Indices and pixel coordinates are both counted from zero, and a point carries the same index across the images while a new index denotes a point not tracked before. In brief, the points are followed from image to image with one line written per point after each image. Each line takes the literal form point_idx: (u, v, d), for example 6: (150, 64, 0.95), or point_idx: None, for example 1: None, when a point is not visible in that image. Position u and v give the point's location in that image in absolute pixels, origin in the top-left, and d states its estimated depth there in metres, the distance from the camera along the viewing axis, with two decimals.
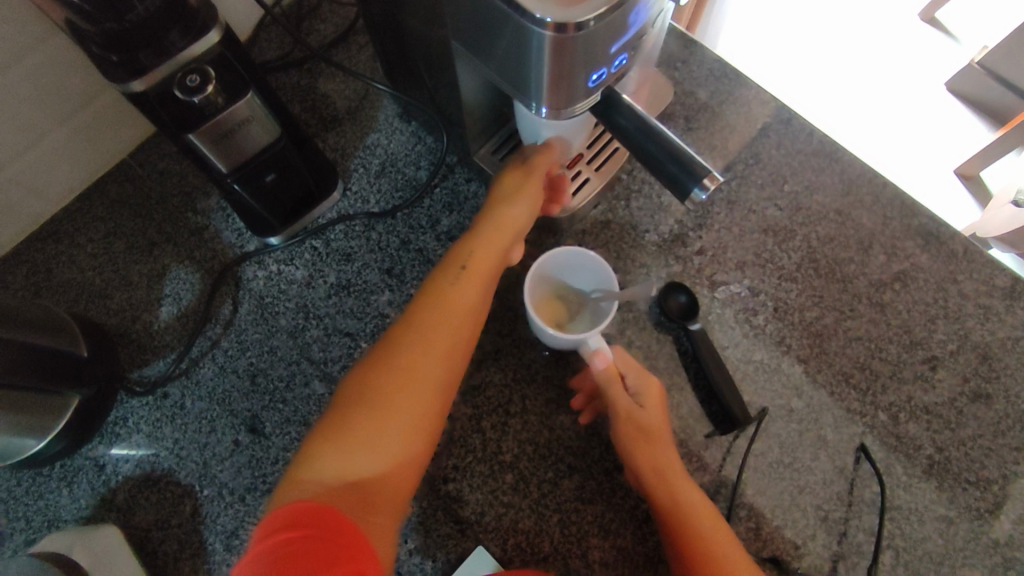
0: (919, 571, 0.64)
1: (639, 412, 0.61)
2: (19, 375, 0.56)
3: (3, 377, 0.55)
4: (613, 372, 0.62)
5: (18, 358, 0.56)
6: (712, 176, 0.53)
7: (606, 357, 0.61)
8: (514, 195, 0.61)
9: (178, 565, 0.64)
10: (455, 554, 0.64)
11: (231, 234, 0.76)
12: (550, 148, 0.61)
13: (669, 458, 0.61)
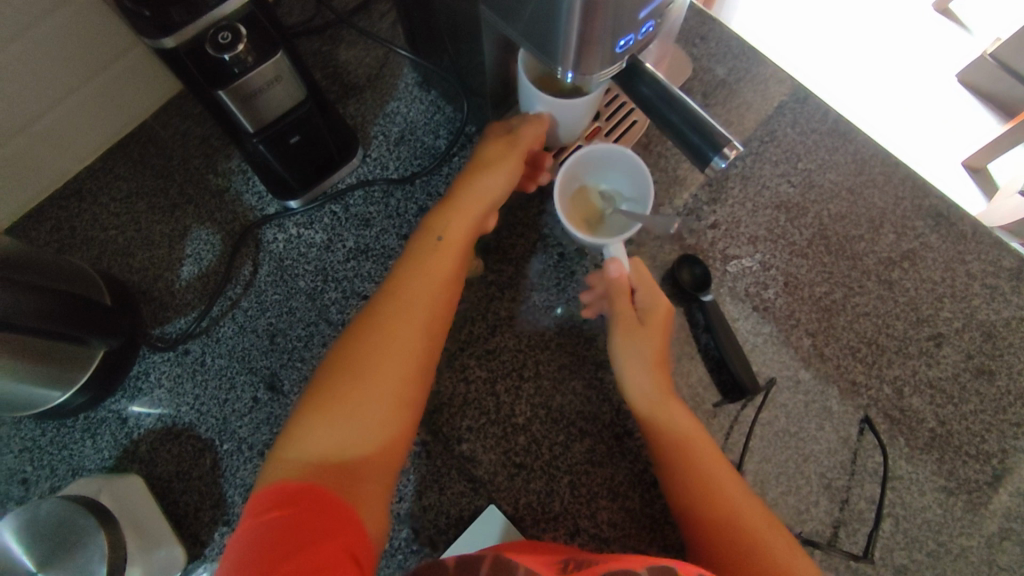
0: (918, 538, 0.66)
1: (640, 328, 0.63)
2: (78, 327, 0.59)
3: (68, 328, 0.57)
4: (624, 282, 0.63)
5: (76, 312, 0.58)
6: (732, 145, 0.55)
7: (621, 267, 0.62)
8: (492, 168, 0.61)
9: (199, 515, 0.66)
10: (468, 512, 0.66)
11: (252, 197, 0.77)
12: (539, 121, 0.61)
13: (660, 377, 0.62)
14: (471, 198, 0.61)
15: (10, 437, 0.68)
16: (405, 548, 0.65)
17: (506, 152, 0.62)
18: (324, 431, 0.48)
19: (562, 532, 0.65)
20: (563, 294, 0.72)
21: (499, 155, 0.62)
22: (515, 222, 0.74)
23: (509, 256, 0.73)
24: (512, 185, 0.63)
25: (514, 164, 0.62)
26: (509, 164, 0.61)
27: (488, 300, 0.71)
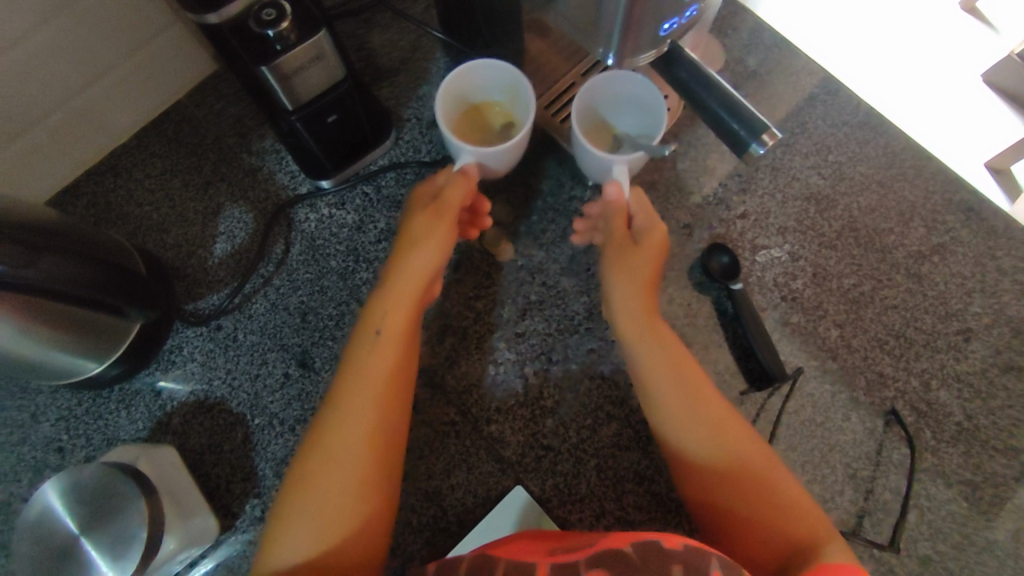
0: (943, 531, 0.66)
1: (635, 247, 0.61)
2: (125, 300, 0.59)
3: (116, 300, 0.58)
4: (621, 205, 0.62)
5: (124, 283, 0.59)
6: (771, 132, 0.55)
7: (619, 189, 0.62)
8: (425, 237, 0.59)
9: (231, 488, 0.68)
10: (495, 491, 0.66)
11: (285, 176, 0.78)
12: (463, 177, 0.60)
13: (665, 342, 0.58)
14: (406, 282, 0.58)
15: (48, 406, 0.70)
16: (433, 526, 0.66)
17: (433, 222, 0.59)
18: (296, 540, 0.48)
19: (588, 514, 0.66)
20: (593, 280, 0.72)
21: (427, 229, 0.59)
22: (546, 208, 0.75)
23: (539, 241, 0.74)
24: (445, 255, 0.59)
25: (444, 234, 0.59)
26: (439, 233, 0.58)
27: (518, 284, 0.72)
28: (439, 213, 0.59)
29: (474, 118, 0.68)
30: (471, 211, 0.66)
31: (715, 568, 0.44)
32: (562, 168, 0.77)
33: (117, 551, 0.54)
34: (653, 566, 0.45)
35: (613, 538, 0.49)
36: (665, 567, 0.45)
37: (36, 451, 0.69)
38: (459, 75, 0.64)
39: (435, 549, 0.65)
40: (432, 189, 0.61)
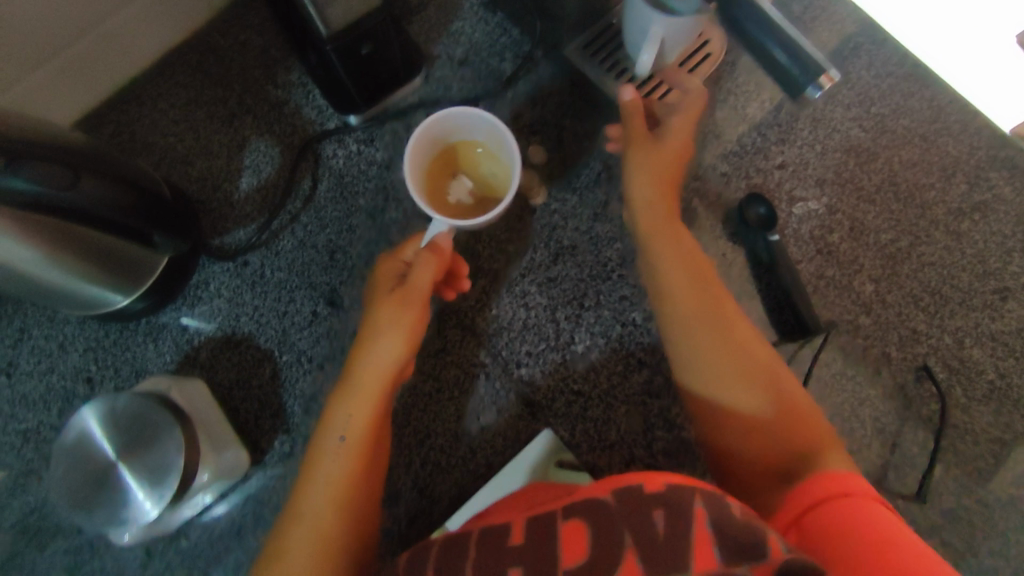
0: (968, 486, 0.67)
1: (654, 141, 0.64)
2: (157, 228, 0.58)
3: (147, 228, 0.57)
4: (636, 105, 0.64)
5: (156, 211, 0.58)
6: (831, 76, 0.56)
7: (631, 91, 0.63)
8: (386, 328, 0.51)
9: (259, 423, 0.68)
10: (524, 433, 0.67)
11: (312, 111, 0.75)
12: (429, 257, 0.52)
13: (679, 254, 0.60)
14: (370, 380, 0.51)
15: (75, 337, 0.69)
16: (462, 466, 0.66)
17: (401, 310, 0.51)
18: None
19: (616, 459, 0.66)
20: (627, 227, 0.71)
21: (392, 316, 0.51)
22: (580, 152, 0.74)
23: (573, 186, 0.72)
24: (414, 344, 0.52)
25: (413, 321, 0.52)
26: (403, 325, 0.51)
27: (551, 229, 0.71)
28: (408, 298, 0.51)
29: (456, 167, 0.60)
30: (448, 276, 0.59)
31: (701, 505, 0.39)
32: (598, 112, 0.74)
33: (156, 478, 0.55)
34: (633, 509, 0.40)
35: (594, 488, 0.45)
36: (645, 509, 0.40)
37: (65, 380, 0.69)
38: (431, 131, 0.55)
39: (465, 488, 0.66)
40: (399, 267, 0.54)
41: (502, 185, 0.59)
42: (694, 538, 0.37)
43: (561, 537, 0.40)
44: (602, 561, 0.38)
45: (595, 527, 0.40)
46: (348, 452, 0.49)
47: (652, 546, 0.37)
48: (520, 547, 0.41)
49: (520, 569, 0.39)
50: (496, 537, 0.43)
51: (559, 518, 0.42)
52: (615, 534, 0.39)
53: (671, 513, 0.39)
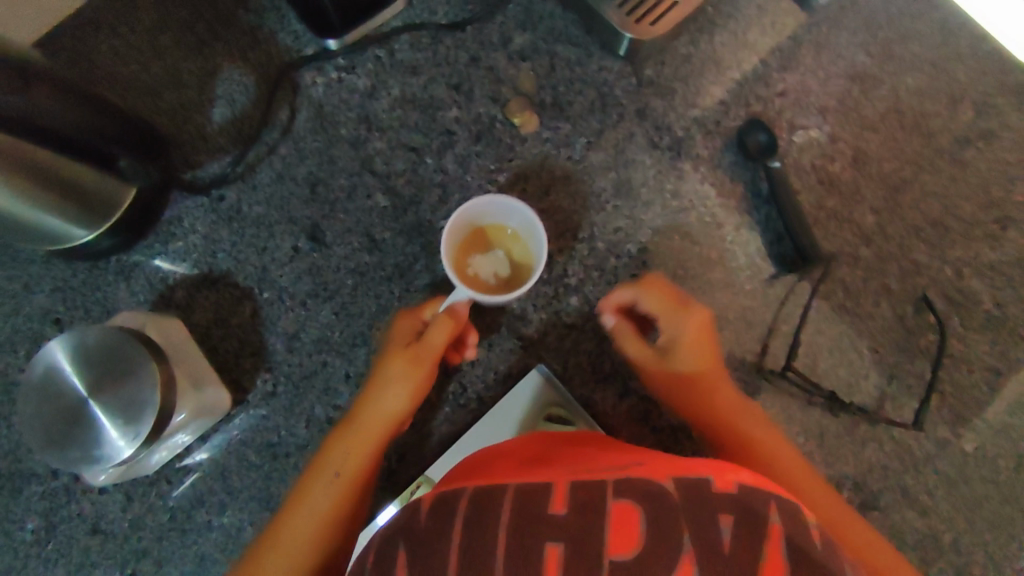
0: (963, 415, 0.66)
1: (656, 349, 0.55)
2: None
3: None
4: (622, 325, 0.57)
5: None
6: None
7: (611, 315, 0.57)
8: (394, 381, 0.53)
9: (240, 363, 0.65)
10: (516, 369, 0.65)
11: (287, 37, 0.70)
12: (442, 324, 0.54)
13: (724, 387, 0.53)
14: (373, 426, 0.52)
15: (40, 277, 0.66)
16: (453, 402, 0.65)
17: (411, 366, 0.53)
18: None
19: (611, 393, 0.65)
20: (621, 157, 0.69)
21: (403, 371, 0.53)
22: (573, 79, 0.70)
23: (565, 114, 0.69)
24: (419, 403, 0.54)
25: (421, 380, 0.53)
26: (410, 381, 0.53)
27: (543, 159, 0.68)
28: (419, 356, 0.53)
29: (485, 245, 0.60)
30: (455, 342, 0.61)
31: (778, 521, 0.35)
32: (591, 36, 0.70)
33: (129, 416, 0.52)
34: (699, 509, 0.35)
35: (652, 467, 0.40)
36: (713, 511, 0.35)
37: (32, 322, 0.65)
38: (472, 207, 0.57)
39: (456, 425, 0.64)
40: (415, 325, 0.55)
41: (524, 273, 0.59)
42: (769, 559, 0.33)
43: (613, 521, 0.36)
44: (654, 561, 0.34)
45: (655, 519, 0.35)
46: (338, 489, 0.50)
47: (720, 558, 0.33)
48: (564, 519, 0.36)
49: (562, 550, 0.35)
50: (535, 497, 0.38)
51: (612, 495, 0.37)
52: (675, 532, 0.34)
53: (744, 526, 0.34)
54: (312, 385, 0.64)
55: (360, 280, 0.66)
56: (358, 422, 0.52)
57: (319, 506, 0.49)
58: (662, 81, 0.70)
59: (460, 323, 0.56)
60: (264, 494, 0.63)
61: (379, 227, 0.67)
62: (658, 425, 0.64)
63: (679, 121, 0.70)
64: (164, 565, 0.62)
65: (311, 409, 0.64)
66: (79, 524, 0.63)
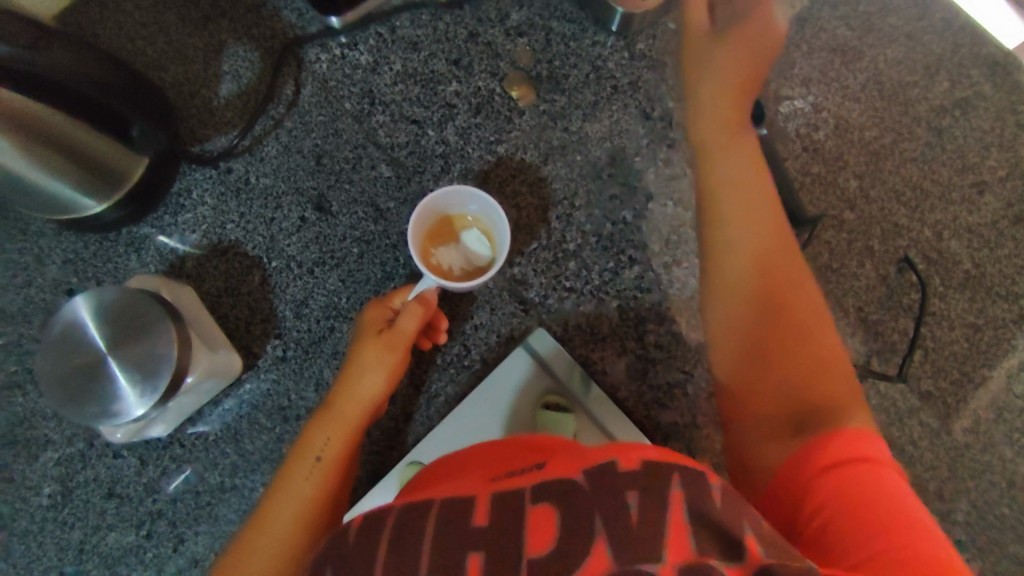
0: (945, 369, 0.69)
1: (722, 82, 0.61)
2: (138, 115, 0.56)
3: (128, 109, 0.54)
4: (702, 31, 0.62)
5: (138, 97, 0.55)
6: None
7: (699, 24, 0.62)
8: (368, 364, 0.55)
9: (250, 329, 0.67)
10: (519, 331, 0.68)
11: (291, 14, 0.72)
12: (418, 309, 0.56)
13: (755, 217, 0.55)
14: (352, 407, 0.55)
15: (51, 249, 0.67)
16: (457, 364, 0.67)
17: (383, 353, 0.55)
18: None
19: (610, 352, 0.67)
20: (616, 126, 0.71)
21: (376, 355, 0.55)
22: (568, 52, 0.72)
23: (562, 87, 0.72)
24: (394, 382, 0.57)
25: (397, 361, 0.56)
26: (388, 364, 0.55)
27: (540, 130, 0.71)
28: (392, 342, 0.55)
29: (449, 237, 0.62)
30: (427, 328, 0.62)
31: (679, 489, 0.39)
32: (585, 12, 0.73)
33: (145, 372, 0.54)
34: (605, 491, 0.40)
35: (565, 462, 0.45)
36: (619, 491, 0.39)
37: (44, 293, 0.67)
38: (427, 205, 0.59)
39: (461, 386, 0.67)
40: (387, 312, 0.57)
41: (494, 251, 0.62)
42: (671, 522, 0.37)
43: (528, 522, 0.40)
44: (567, 548, 0.38)
45: (563, 512, 0.40)
46: (321, 473, 0.52)
47: (625, 532, 0.37)
48: (483, 532, 0.41)
49: (483, 558, 0.39)
50: (460, 516, 0.42)
51: (527, 499, 0.42)
52: (586, 517, 0.39)
53: (647, 497, 0.39)
54: (320, 350, 0.66)
55: (365, 248, 0.68)
56: (336, 409, 0.55)
57: (303, 492, 0.51)
58: (654, 54, 0.72)
59: (431, 310, 0.57)
60: (275, 455, 0.64)
61: (384, 197, 0.69)
62: (655, 383, 0.67)
63: (671, 92, 0.72)
64: (178, 527, 0.63)
65: (319, 372, 0.66)
66: (95, 488, 0.64)
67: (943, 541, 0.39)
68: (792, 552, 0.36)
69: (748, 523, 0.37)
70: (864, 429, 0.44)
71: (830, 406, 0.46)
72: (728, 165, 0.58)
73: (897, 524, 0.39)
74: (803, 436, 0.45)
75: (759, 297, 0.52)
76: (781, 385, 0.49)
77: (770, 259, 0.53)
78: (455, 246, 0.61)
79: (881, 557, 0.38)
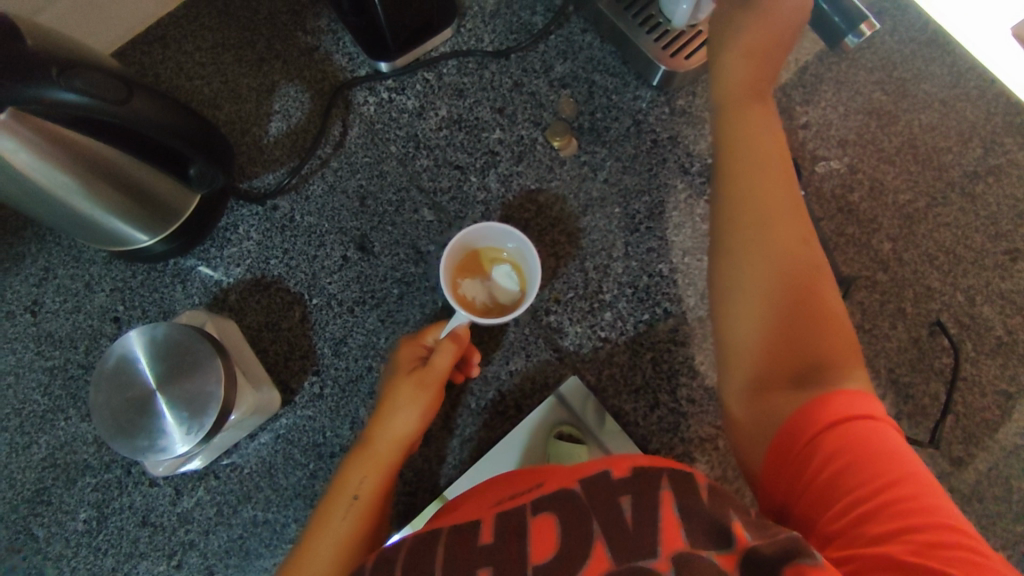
0: (977, 435, 0.69)
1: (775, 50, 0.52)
2: (200, 159, 0.58)
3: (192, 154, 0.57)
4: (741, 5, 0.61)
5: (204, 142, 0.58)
6: (870, 23, 0.61)
7: None
8: (402, 404, 0.56)
9: (289, 364, 0.68)
10: (553, 378, 0.69)
11: (342, 57, 0.75)
12: (450, 346, 0.57)
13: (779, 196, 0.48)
14: (388, 446, 0.55)
15: (101, 277, 0.69)
16: (491, 409, 0.68)
17: (418, 390, 0.56)
18: None
19: (642, 404, 0.68)
20: (654, 180, 0.72)
21: (411, 395, 0.56)
22: (610, 106, 0.74)
23: (602, 139, 0.73)
24: (428, 419, 0.57)
25: (432, 400, 0.57)
26: (424, 403, 0.56)
27: (580, 180, 0.72)
28: (425, 380, 0.56)
29: (479, 270, 0.63)
30: (460, 361, 0.64)
31: (668, 489, 0.43)
32: (627, 67, 0.75)
33: (194, 409, 0.55)
34: (602, 500, 0.44)
35: (560, 478, 0.49)
36: (613, 499, 0.44)
37: (91, 319, 0.68)
38: (464, 235, 0.61)
39: (494, 429, 0.68)
40: (421, 350, 0.59)
41: (523, 285, 0.63)
42: (664, 519, 0.41)
43: (533, 533, 0.44)
44: (569, 556, 0.42)
45: (564, 522, 0.44)
46: (357, 510, 0.52)
47: (625, 533, 0.42)
48: (490, 548, 0.44)
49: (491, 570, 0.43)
50: (470, 536, 0.46)
51: (529, 513, 0.45)
52: (584, 526, 0.43)
53: (640, 502, 0.43)
54: (357, 389, 0.67)
55: (405, 289, 0.69)
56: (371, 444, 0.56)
57: (341, 524, 0.52)
58: (694, 111, 0.74)
59: (463, 346, 0.58)
60: (309, 491, 0.65)
61: (425, 240, 0.71)
62: (686, 436, 0.67)
63: (709, 149, 0.73)
64: (209, 559, 0.64)
65: (355, 411, 0.67)
66: (131, 516, 0.65)
67: (941, 487, 0.39)
68: (776, 531, 0.39)
69: (733, 513, 0.41)
70: (861, 387, 0.42)
71: (830, 367, 0.43)
72: (749, 140, 0.50)
73: (902, 478, 0.39)
74: (805, 395, 0.42)
75: (785, 295, 0.45)
76: (787, 359, 0.44)
77: (794, 240, 0.47)
78: (484, 279, 0.63)
79: (888, 512, 0.38)
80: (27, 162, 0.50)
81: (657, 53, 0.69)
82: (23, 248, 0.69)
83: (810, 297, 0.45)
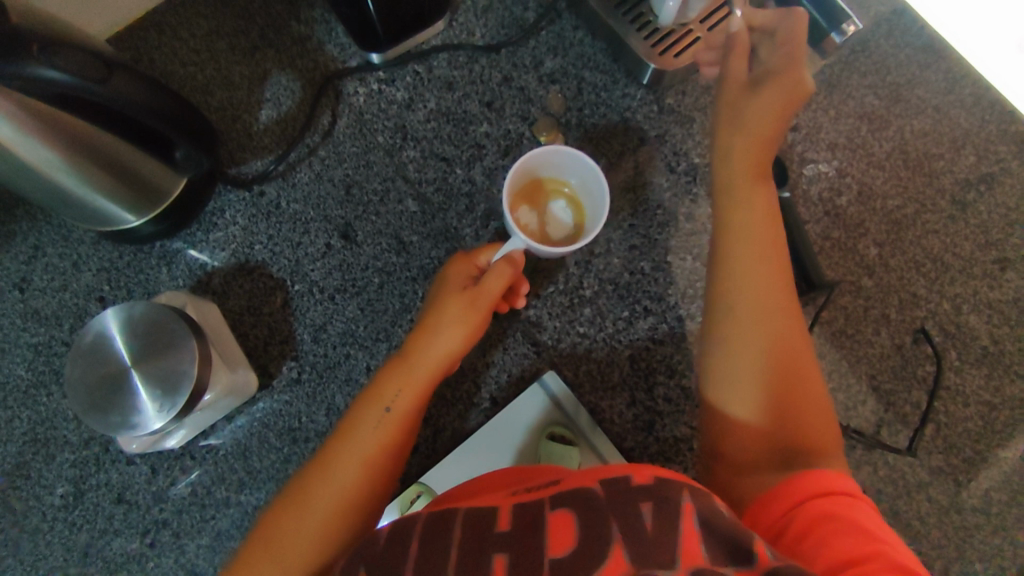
0: (957, 445, 0.69)
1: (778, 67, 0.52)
2: (183, 140, 0.58)
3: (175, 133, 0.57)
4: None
5: (188, 122, 0.58)
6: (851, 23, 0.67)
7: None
8: (449, 319, 0.54)
9: (267, 349, 0.69)
10: (530, 372, 0.69)
11: (334, 48, 0.75)
12: (503, 268, 0.54)
13: (758, 213, 0.54)
14: (428, 362, 0.54)
15: (89, 257, 0.70)
16: (466, 401, 0.68)
17: (468, 308, 0.54)
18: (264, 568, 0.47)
19: (619, 401, 0.68)
20: (639, 177, 0.72)
21: (459, 311, 0.54)
22: (598, 103, 0.74)
23: (589, 135, 0.73)
24: (473, 339, 0.55)
25: (478, 319, 0.54)
26: (470, 322, 0.54)
27: None
28: (477, 299, 0.54)
29: (536, 199, 0.64)
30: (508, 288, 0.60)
31: (689, 499, 0.42)
32: (617, 65, 0.75)
33: (166, 387, 0.56)
34: (621, 502, 0.43)
35: (577, 479, 0.48)
36: (633, 502, 0.43)
37: (77, 298, 0.70)
38: (528, 161, 0.61)
39: (470, 421, 0.68)
40: (473, 268, 0.56)
41: (577, 223, 0.64)
42: (684, 529, 0.41)
43: (550, 528, 0.43)
44: (586, 552, 0.41)
45: (582, 520, 0.43)
46: (387, 424, 0.52)
47: (640, 537, 0.41)
48: (506, 535, 0.44)
49: (506, 558, 0.42)
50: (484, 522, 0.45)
51: (547, 508, 0.45)
52: (603, 524, 0.42)
53: (659, 507, 0.42)
54: (334, 375, 0.68)
55: (386, 279, 0.70)
56: (411, 360, 0.54)
57: (369, 436, 0.51)
58: (683, 110, 0.73)
59: (518, 270, 0.55)
60: (281, 476, 0.66)
61: (408, 230, 0.71)
62: (661, 435, 0.67)
63: (697, 148, 0.73)
64: (181, 538, 0.65)
65: (331, 398, 0.67)
66: (106, 492, 0.66)
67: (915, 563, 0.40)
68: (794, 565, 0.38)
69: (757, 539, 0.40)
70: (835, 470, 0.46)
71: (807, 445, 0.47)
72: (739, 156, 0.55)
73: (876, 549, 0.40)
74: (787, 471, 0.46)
75: (749, 270, 0.52)
76: (749, 322, 0.51)
77: (762, 225, 0.53)
78: (539, 210, 0.63)
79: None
80: (9, 137, 0.50)
81: (648, 50, 0.69)
82: (12, 226, 0.70)
83: (768, 270, 0.52)
